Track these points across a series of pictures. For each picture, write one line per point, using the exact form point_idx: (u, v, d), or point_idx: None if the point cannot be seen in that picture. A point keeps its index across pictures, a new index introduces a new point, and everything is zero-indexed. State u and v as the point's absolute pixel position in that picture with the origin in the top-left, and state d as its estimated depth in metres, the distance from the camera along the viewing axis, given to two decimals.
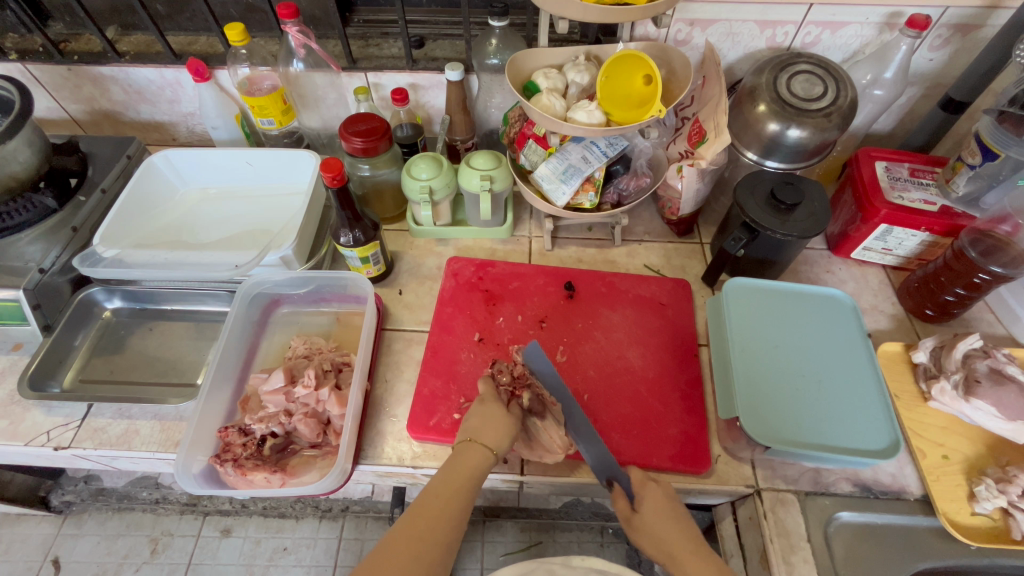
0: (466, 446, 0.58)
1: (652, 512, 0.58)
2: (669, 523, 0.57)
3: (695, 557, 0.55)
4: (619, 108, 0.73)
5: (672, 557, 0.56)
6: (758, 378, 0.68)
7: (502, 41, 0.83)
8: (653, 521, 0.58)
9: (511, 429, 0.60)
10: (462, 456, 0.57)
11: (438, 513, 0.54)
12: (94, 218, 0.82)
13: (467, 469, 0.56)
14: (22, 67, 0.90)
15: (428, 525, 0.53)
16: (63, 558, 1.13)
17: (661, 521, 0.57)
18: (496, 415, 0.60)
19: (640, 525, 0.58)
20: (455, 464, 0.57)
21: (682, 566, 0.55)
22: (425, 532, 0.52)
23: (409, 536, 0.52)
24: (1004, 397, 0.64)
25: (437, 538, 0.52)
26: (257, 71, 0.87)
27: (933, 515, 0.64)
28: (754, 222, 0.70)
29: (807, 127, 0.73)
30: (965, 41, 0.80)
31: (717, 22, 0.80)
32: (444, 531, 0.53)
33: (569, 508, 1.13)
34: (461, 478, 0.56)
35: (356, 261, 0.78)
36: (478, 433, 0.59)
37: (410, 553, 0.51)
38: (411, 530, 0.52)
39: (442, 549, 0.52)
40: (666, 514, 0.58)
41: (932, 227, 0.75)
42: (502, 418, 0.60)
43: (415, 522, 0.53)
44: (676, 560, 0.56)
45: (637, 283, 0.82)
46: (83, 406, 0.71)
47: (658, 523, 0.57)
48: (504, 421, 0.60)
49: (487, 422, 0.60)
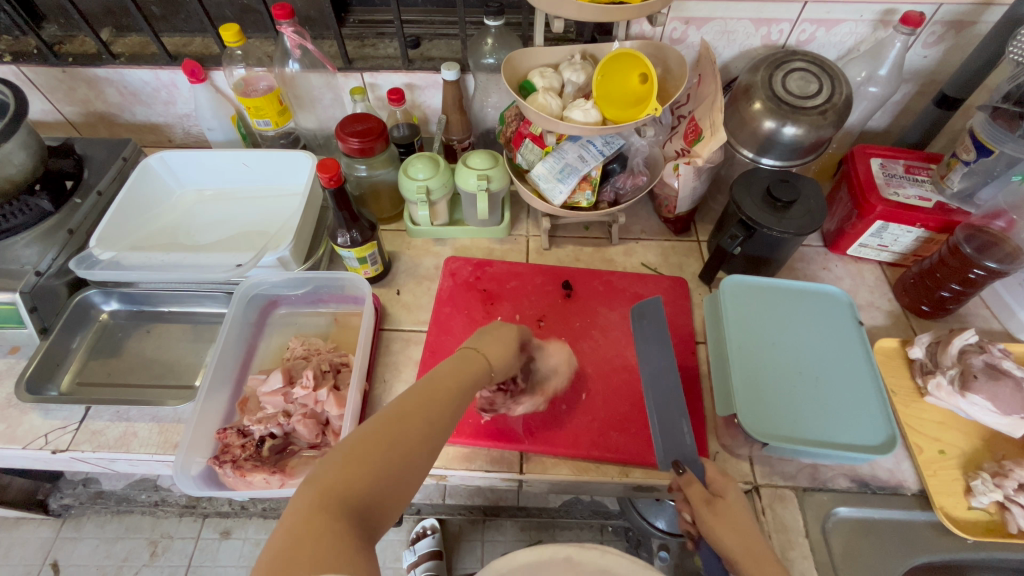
0: (470, 351, 0.53)
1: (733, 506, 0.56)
2: (737, 533, 0.53)
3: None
4: (615, 107, 0.73)
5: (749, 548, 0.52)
6: (755, 376, 0.69)
7: (497, 41, 0.83)
8: (728, 518, 0.55)
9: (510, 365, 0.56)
10: (464, 358, 0.51)
11: (444, 398, 0.46)
12: (90, 221, 0.82)
13: (470, 371, 0.50)
14: (15, 69, 0.89)
15: (434, 405, 0.45)
16: (63, 562, 1.14)
17: (730, 527, 0.54)
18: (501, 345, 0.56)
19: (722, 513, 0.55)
20: (458, 362, 0.50)
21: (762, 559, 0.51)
22: (423, 407, 0.44)
23: (410, 410, 0.43)
24: (1000, 392, 0.65)
25: (437, 418, 0.44)
26: (253, 72, 0.87)
27: (930, 510, 0.65)
28: (750, 219, 0.70)
29: (803, 124, 0.73)
30: (958, 38, 0.80)
31: (712, 20, 0.81)
32: (446, 415, 0.45)
33: (569, 507, 1.12)
34: (461, 371, 0.49)
35: (353, 262, 0.77)
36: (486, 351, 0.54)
37: (411, 427, 0.42)
38: (408, 406, 0.43)
39: (441, 432, 0.44)
40: (746, 525, 0.54)
41: (927, 224, 0.76)
42: (507, 349, 0.56)
43: (415, 401, 0.44)
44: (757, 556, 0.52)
45: (634, 281, 0.83)
46: (81, 409, 0.71)
47: (736, 518, 0.55)
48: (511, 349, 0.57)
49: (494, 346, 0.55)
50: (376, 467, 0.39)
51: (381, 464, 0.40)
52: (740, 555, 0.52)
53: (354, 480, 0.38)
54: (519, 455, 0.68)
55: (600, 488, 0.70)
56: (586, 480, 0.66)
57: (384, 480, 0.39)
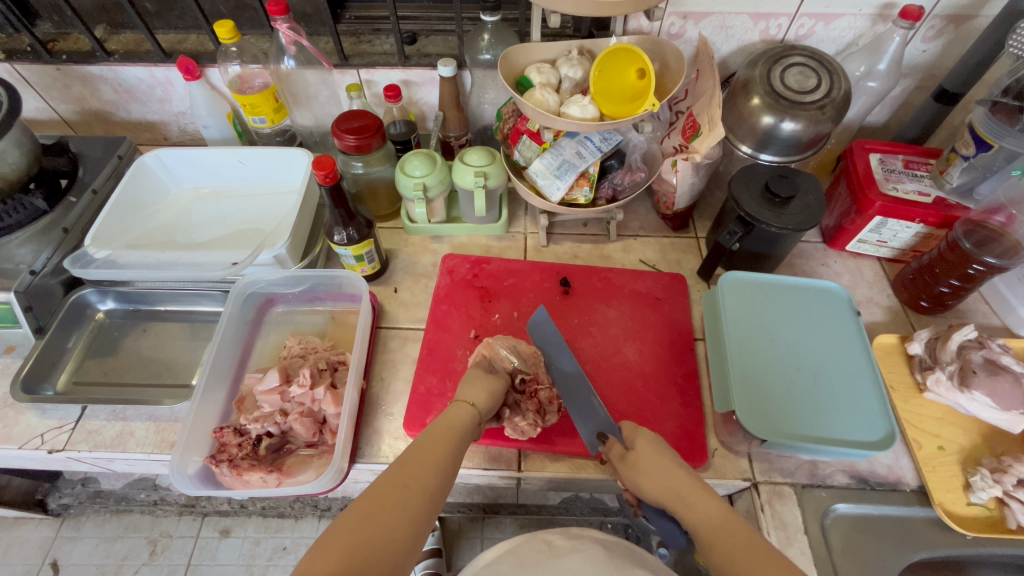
0: (457, 403, 0.56)
1: (649, 451, 0.56)
2: (656, 478, 0.54)
3: (713, 499, 0.50)
4: (613, 102, 0.72)
5: (674, 492, 0.52)
6: (754, 373, 0.68)
7: (494, 36, 0.83)
8: (646, 464, 0.55)
9: (496, 394, 0.59)
10: (444, 414, 0.55)
11: (426, 462, 0.49)
12: (85, 219, 0.81)
13: (451, 422, 0.53)
14: (9, 67, 0.89)
15: (416, 473, 0.48)
16: (62, 561, 1.13)
17: (648, 471, 0.54)
18: (481, 377, 0.61)
19: (636, 460, 0.56)
20: (438, 423, 0.53)
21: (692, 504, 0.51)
22: (416, 476, 0.48)
23: (391, 487, 0.46)
24: (999, 387, 0.64)
25: (422, 484, 0.47)
26: (248, 69, 0.86)
27: (929, 506, 0.64)
28: (749, 216, 0.70)
29: (801, 120, 0.72)
30: (958, 32, 0.80)
31: (711, 15, 0.80)
32: (431, 480, 0.48)
33: (568, 504, 1.12)
34: (443, 430, 0.52)
35: (350, 259, 0.77)
36: (470, 395, 0.58)
37: (394, 502, 0.45)
38: (399, 476, 0.47)
39: (429, 497, 0.47)
40: (665, 461, 0.54)
41: (926, 219, 0.75)
42: (486, 382, 0.60)
43: (397, 475, 0.47)
44: (686, 501, 0.51)
45: (633, 277, 0.82)
46: (77, 408, 0.70)
47: (652, 460, 0.55)
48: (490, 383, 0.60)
49: (475, 387, 0.59)
50: (364, 546, 0.42)
51: (369, 541, 0.42)
52: (665, 496, 0.53)
53: (342, 565, 0.40)
54: (518, 452, 0.68)
55: (598, 485, 0.69)
56: (584, 477, 0.66)
57: (373, 558, 0.41)
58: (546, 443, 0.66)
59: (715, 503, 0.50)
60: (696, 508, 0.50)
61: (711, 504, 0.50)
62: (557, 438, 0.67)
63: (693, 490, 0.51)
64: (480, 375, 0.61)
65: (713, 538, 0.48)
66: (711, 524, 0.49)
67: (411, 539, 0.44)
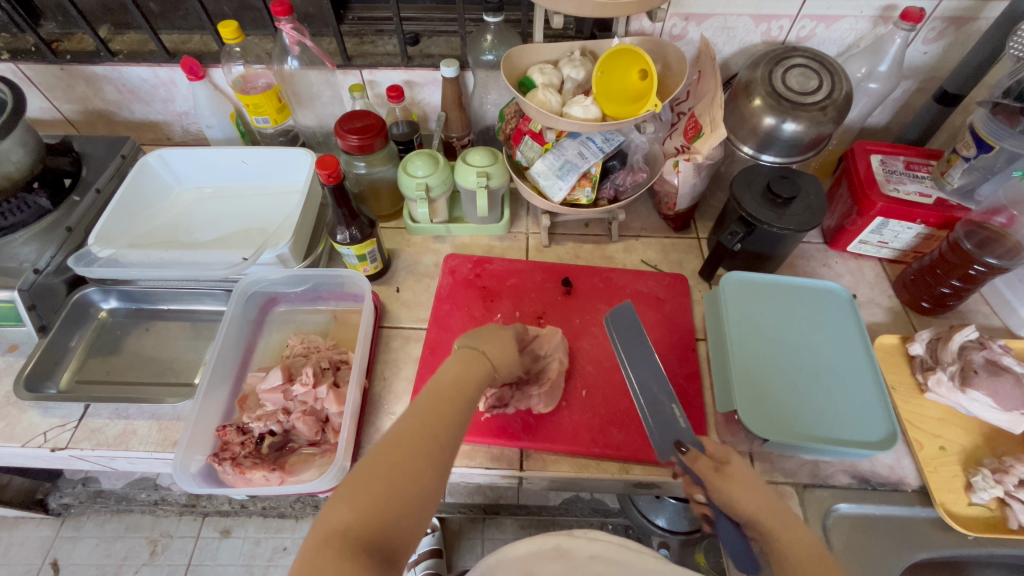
0: (466, 353, 0.54)
1: (742, 478, 0.49)
2: (758, 496, 0.47)
3: (808, 533, 0.45)
4: (615, 103, 0.73)
5: (773, 519, 0.46)
6: (756, 374, 0.68)
7: (497, 37, 0.83)
8: (738, 490, 0.48)
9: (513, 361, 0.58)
10: (464, 363, 0.53)
11: (445, 410, 0.48)
12: (89, 217, 0.82)
13: (473, 376, 0.52)
14: (13, 67, 0.89)
15: (437, 423, 0.47)
16: (62, 561, 1.13)
17: (748, 492, 0.48)
18: (506, 338, 0.59)
19: (725, 483, 0.49)
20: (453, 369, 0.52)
21: (788, 528, 0.46)
22: (435, 422, 0.47)
23: (413, 434, 0.46)
24: (1001, 388, 0.65)
25: (447, 433, 0.47)
26: (252, 69, 0.86)
27: (931, 506, 0.65)
28: (750, 217, 0.70)
29: (803, 121, 0.73)
30: (959, 34, 0.80)
31: (712, 16, 0.80)
32: (453, 428, 0.48)
33: (569, 505, 1.13)
34: (462, 378, 0.52)
35: (353, 259, 0.77)
36: (485, 347, 0.57)
37: (417, 451, 0.45)
38: (419, 421, 0.47)
39: (449, 445, 0.47)
40: (759, 482, 0.48)
41: (927, 220, 0.75)
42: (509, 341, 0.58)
43: (420, 419, 0.47)
44: (779, 525, 0.46)
45: (634, 278, 0.82)
46: (80, 406, 0.70)
47: (748, 487, 0.48)
48: (509, 344, 0.58)
49: (493, 342, 0.57)
50: (388, 497, 0.42)
51: (397, 487, 0.42)
52: (756, 520, 0.47)
53: (368, 519, 0.41)
54: (519, 451, 0.68)
55: (600, 485, 0.69)
56: (586, 477, 0.66)
57: (402, 506, 0.42)
58: (546, 443, 0.66)
59: (808, 539, 0.45)
60: (791, 534, 0.45)
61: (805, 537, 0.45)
62: (555, 438, 0.67)
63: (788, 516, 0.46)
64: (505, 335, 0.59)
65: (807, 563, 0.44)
66: (807, 556, 0.44)
67: (433, 485, 0.44)
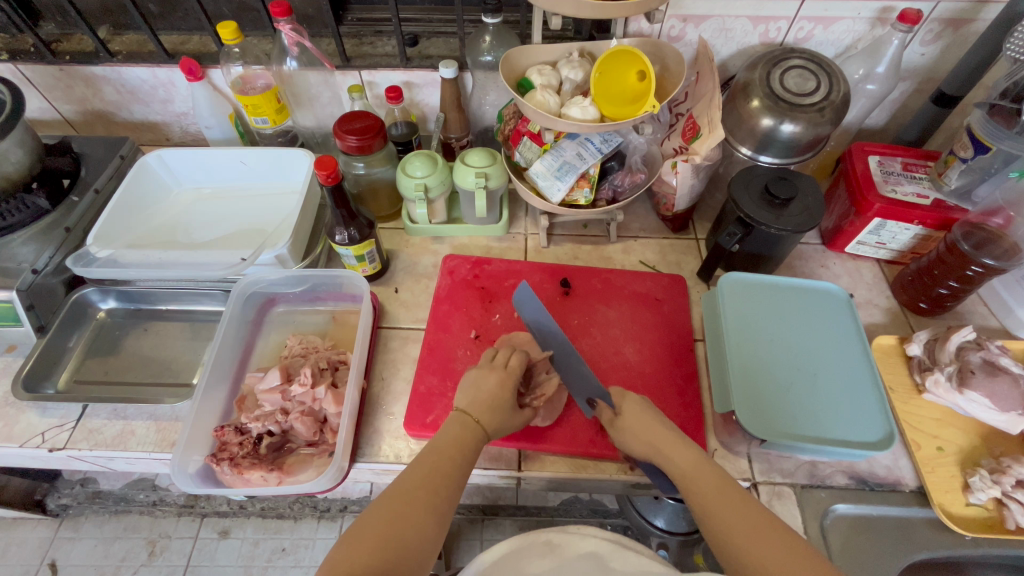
0: (459, 417, 0.57)
1: (632, 413, 0.59)
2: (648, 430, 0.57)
3: (685, 448, 0.55)
4: (613, 104, 0.73)
5: (659, 449, 0.55)
6: (753, 375, 0.68)
7: (496, 38, 0.83)
8: (633, 425, 0.58)
9: (512, 416, 0.60)
10: (456, 427, 0.57)
11: (446, 472, 0.53)
12: (87, 218, 0.81)
13: (466, 440, 0.56)
14: (12, 67, 0.89)
15: (438, 482, 0.52)
16: (60, 562, 1.13)
17: (637, 426, 0.57)
18: (495, 389, 0.59)
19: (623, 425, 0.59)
20: (452, 433, 0.56)
21: (670, 454, 0.55)
22: (432, 479, 0.52)
23: (416, 490, 0.51)
24: (998, 388, 0.65)
25: (444, 492, 0.52)
26: (251, 70, 0.86)
27: (929, 506, 0.65)
28: (748, 217, 0.70)
29: (800, 122, 0.73)
30: (956, 35, 0.80)
31: (710, 18, 0.81)
32: (451, 486, 0.53)
33: (567, 506, 1.13)
34: (458, 441, 0.56)
35: (351, 259, 0.77)
36: (473, 406, 0.58)
37: (419, 507, 0.50)
38: (417, 478, 0.52)
39: (448, 505, 0.52)
40: (648, 418, 0.58)
41: (925, 221, 0.76)
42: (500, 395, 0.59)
43: (419, 478, 0.52)
44: (664, 452, 0.55)
45: (632, 278, 0.82)
46: (78, 407, 0.70)
47: (640, 421, 0.58)
48: (503, 403, 0.59)
49: (485, 397, 0.59)
50: (391, 545, 0.46)
51: (397, 538, 0.47)
52: (648, 452, 0.56)
53: (371, 560, 0.45)
54: (517, 452, 0.68)
55: (598, 486, 0.69)
56: (583, 477, 0.66)
57: (401, 556, 0.46)
58: (544, 443, 0.66)
59: (685, 453, 0.54)
60: (674, 457, 0.54)
61: (685, 454, 0.54)
62: (553, 438, 0.67)
63: (669, 440, 0.55)
64: (497, 386, 0.60)
65: (688, 481, 0.53)
66: (687, 471, 0.53)
67: (431, 539, 0.49)
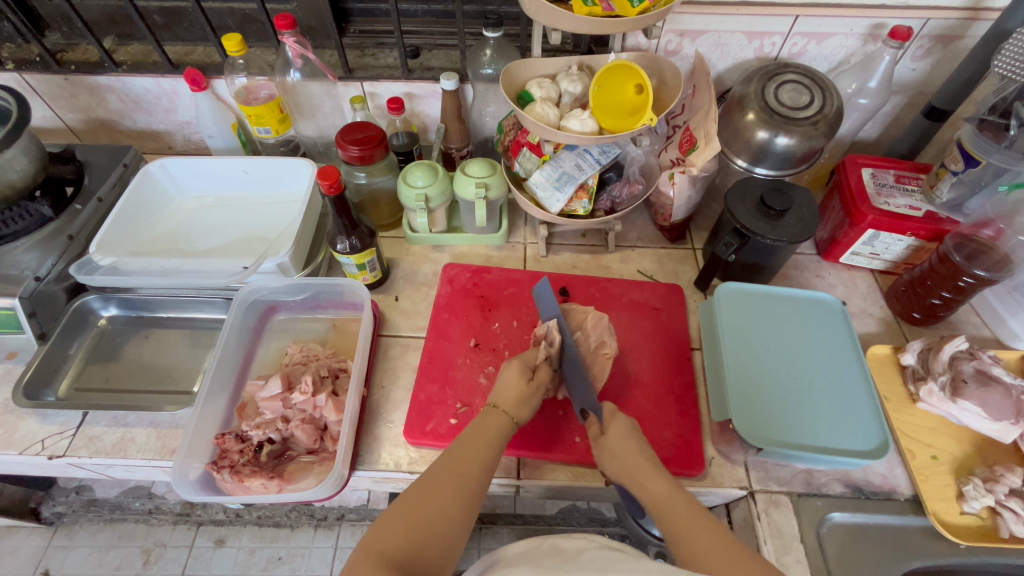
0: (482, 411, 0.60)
1: (616, 434, 0.60)
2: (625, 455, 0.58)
3: (663, 481, 0.55)
4: (612, 116, 0.74)
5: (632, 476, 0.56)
6: (750, 383, 0.69)
7: (496, 51, 0.85)
8: (615, 443, 0.59)
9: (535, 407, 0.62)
10: (482, 419, 0.58)
11: (472, 456, 0.55)
12: (89, 227, 0.82)
13: (495, 428, 0.58)
14: (18, 77, 0.90)
15: (466, 465, 0.54)
16: (53, 571, 1.12)
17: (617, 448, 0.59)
18: (517, 382, 0.62)
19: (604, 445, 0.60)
20: (477, 425, 0.58)
21: (642, 484, 0.55)
22: (463, 467, 0.53)
23: (446, 475, 0.53)
24: (990, 398, 0.66)
25: (472, 476, 0.53)
26: (255, 81, 0.88)
27: (923, 515, 0.65)
28: (744, 228, 0.71)
29: (795, 135, 0.74)
30: (945, 51, 0.82)
31: (706, 33, 0.82)
32: (477, 472, 0.54)
33: (565, 514, 1.14)
34: (483, 434, 0.57)
35: (353, 268, 0.78)
36: (502, 399, 0.61)
37: (447, 490, 0.51)
38: (449, 466, 0.53)
39: (477, 490, 0.53)
40: (628, 445, 0.59)
41: (918, 232, 0.77)
42: (524, 386, 0.61)
43: (450, 466, 0.53)
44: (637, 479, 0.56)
45: (630, 288, 0.84)
46: (78, 414, 0.71)
47: (622, 445, 0.58)
48: (527, 393, 0.61)
49: (510, 390, 0.61)
50: (421, 525, 0.48)
51: (427, 520, 0.49)
52: (624, 477, 0.57)
53: (402, 539, 0.47)
54: (517, 460, 0.68)
55: (596, 493, 0.70)
56: (581, 485, 0.66)
57: (432, 537, 0.48)
58: (543, 451, 0.67)
59: (661, 484, 0.55)
60: (646, 486, 0.55)
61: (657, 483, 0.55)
62: (552, 446, 0.67)
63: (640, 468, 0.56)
64: (521, 379, 0.62)
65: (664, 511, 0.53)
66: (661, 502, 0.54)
67: (462, 517, 0.50)
